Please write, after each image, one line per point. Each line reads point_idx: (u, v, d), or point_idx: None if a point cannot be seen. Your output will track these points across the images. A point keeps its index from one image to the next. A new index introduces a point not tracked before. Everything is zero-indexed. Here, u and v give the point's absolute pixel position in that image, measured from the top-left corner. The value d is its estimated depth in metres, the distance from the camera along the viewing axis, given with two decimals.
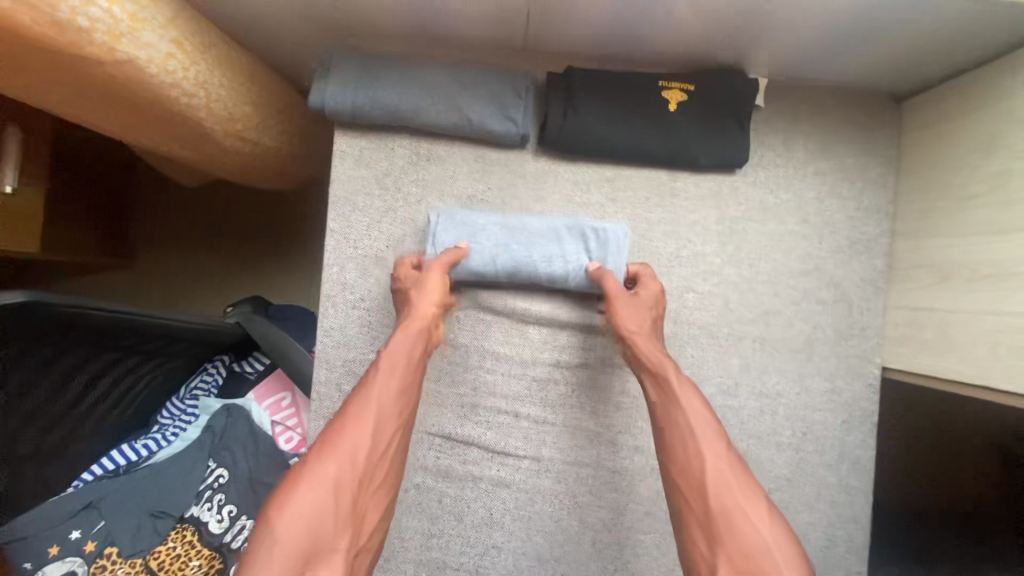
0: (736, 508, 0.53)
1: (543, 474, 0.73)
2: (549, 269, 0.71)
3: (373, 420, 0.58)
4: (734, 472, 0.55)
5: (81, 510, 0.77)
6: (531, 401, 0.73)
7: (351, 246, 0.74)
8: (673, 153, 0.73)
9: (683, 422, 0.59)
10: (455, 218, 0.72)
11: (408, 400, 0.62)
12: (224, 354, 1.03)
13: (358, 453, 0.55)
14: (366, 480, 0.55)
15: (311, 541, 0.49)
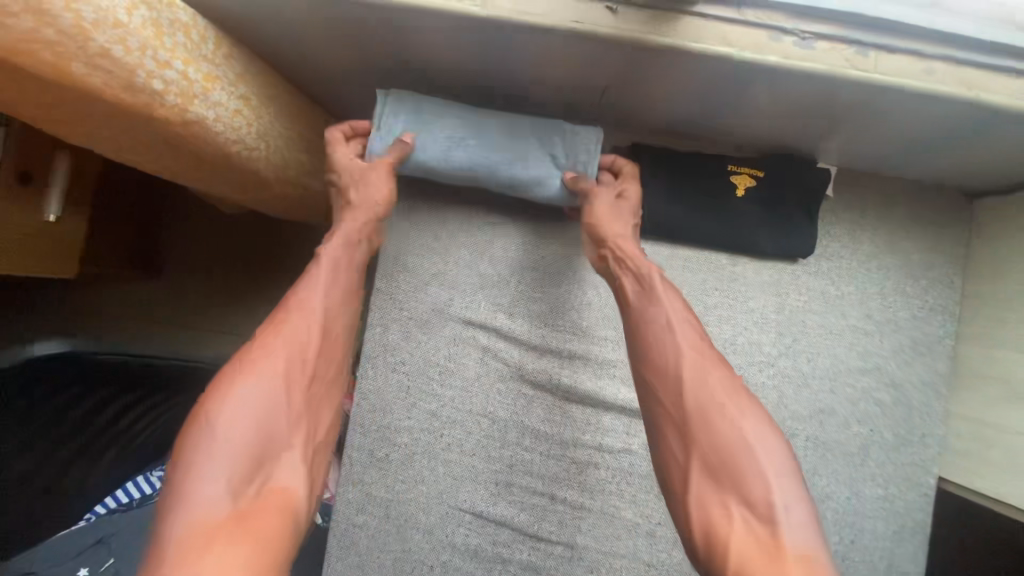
0: (717, 402, 0.52)
1: (576, 562, 0.69)
2: (509, 172, 0.68)
3: (304, 314, 0.57)
4: (707, 369, 0.54)
5: (91, 546, 0.73)
6: (569, 484, 0.70)
7: (397, 307, 0.71)
8: (736, 237, 0.70)
9: (658, 327, 0.58)
10: (404, 104, 0.67)
11: (353, 288, 0.61)
12: None
13: (288, 345, 0.55)
14: (305, 364, 0.55)
15: (255, 429, 0.49)
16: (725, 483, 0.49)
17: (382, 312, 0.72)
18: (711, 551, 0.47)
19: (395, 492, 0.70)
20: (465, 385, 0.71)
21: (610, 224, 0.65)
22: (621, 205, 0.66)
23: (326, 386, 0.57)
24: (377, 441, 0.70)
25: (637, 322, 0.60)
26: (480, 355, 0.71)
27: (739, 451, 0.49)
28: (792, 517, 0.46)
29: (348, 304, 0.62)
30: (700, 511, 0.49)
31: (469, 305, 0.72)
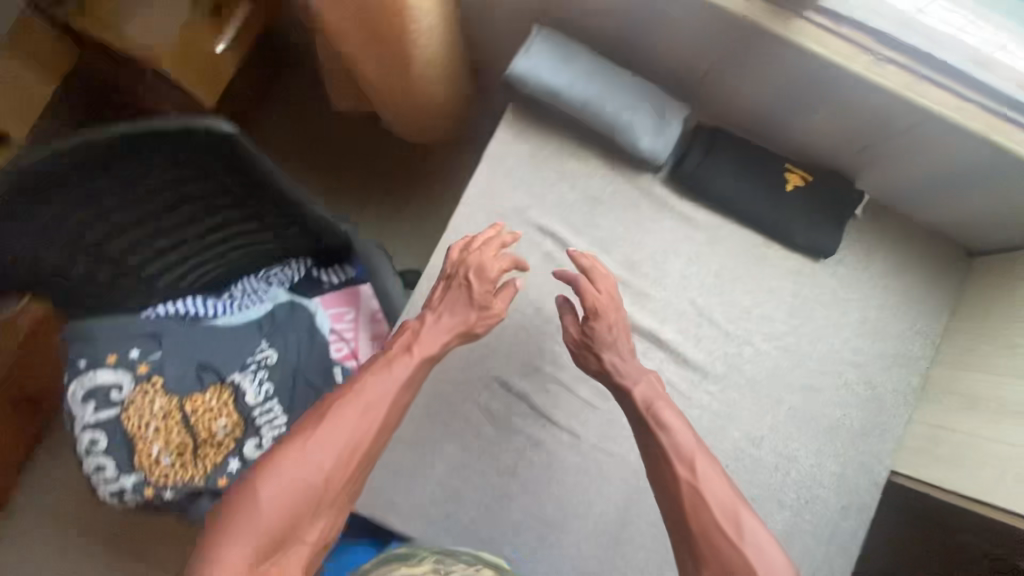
0: (715, 527, 0.60)
1: (574, 449, 0.81)
2: (614, 116, 0.78)
3: (358, 400, 0.65)
4: (713, 494, 0.61)
5: (148, 336, 0.93)
6: (586, 383, 0.82)
7: (487, 199, 0.84)
8: (775, 226, 0.84)
9: (662, 455, 0.65)
10: (547, 40, 0.78)
11: (404, 382, 0.69)
12: (306, 258, 1.12)
13: (340, 432, 0.63)
14: (341, 442, 0.63)
15: (292, 511, 0.59)
16: None
17: (477, 207, 0.84)
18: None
19: None
20: (525, 276, 0.83)
21: (593, 359, 0.75)
22: (589, 325, 0.75)
23: (361, 463, 0.65)
24: None
25: (649, 447, 0.68)
26: (543, 258, 0.83)
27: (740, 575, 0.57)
28: None
29: (400, 386, 0.68)
30: None
31: (546, 216, 0.83)
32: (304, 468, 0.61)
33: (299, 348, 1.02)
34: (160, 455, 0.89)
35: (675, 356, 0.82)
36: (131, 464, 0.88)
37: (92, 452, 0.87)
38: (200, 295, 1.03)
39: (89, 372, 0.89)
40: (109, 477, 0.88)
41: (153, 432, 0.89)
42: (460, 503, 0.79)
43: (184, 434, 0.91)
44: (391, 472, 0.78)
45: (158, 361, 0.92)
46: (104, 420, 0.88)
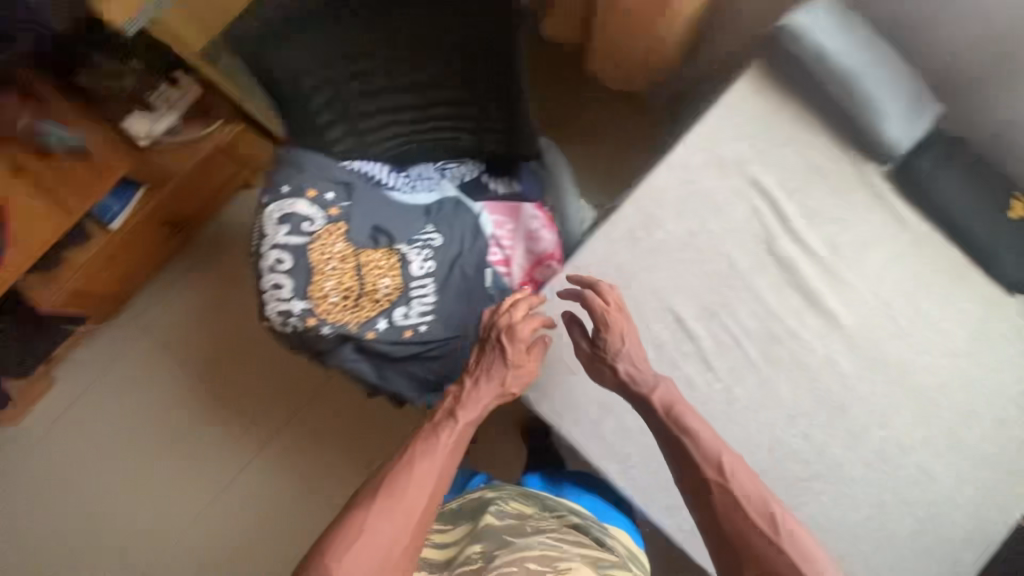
0: (748, 527, 0.64)
1: (727, 402, 0.82)
2: (872, 93, 0.79)
3: (414, 467, 0.80)
4: (742, 494, 0.65)
5: (341, 184, 0.99)
6: (755, 343, 0.83)
7: (711, 142, 0.84)
8: (983, 251, 0.83)
9: (690, 454, 0.69)
10: (835, 11, 0.80)
11: (450, 450, 0.84)
12: (479, 163, 1.18)
13: (411, 496, 0.77)
14: (405, 513, 0.75)
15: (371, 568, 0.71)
16: None
17: (700, 149, 0.84)
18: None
19: (626, 267, 0.83)
20: (727, 226, 0.84)
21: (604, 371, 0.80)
22: (602, 337, 0.79)
23: (424, 523, 0.78)
24: (638, 225, 0.83)
25: (672, 448, 0.71)
26: (749, 213, 0.84)
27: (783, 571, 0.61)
28: None
29: (445, 453, 0.83)
30: None
31: (764, 175, 0.84)
32: (370, 541, 0.72)
33: (464, 240, 1.08)
34: (331, 293, 0.95)
35: (848, 344, 0.83)
36: (305, 293, 0.93)
37: (276, 269, 0.93)
38: (384, 164, 1.09)
39: (292, 197, 0.94)
40: (282, 297, 0.93)
41: (332, 270, 0.95)
42: None
43: (355, 281, 0.97)
44: None
45: (349, 210, 0.99)
46: (293, 245, 0.93)
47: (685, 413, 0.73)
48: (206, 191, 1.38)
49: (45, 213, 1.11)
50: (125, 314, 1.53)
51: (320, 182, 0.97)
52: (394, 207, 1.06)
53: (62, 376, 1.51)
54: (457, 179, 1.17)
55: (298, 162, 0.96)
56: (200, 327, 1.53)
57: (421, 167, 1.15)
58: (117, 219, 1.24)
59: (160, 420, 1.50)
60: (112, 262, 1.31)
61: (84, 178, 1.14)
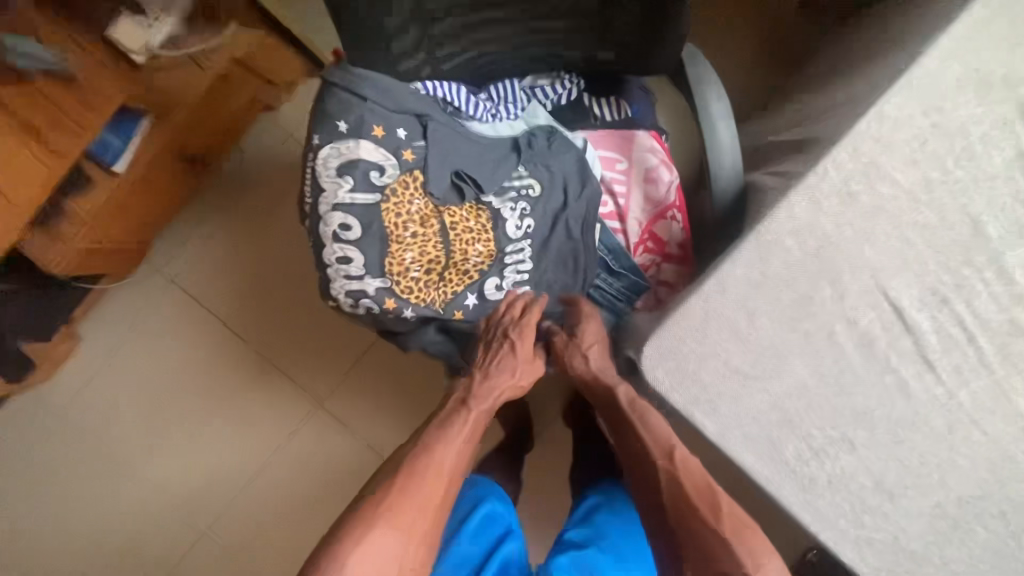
0: (693, 510, 0.66)
1: (943, 410, 0.63)
2: None
3: (421, 465, 0.69)
4: (688, 480, 0.69)
5: (412, 115, 0.73)
6: (992, 337, 0.62)
7: (970, 53, 0.59)
8: None
9: (641, 443, 0.74)
10: None
11: (465, 443, 0.75)
12: (581, 79, 0.89)
13: (420, 494, 0.67)
14: (421, 514, 0.66)
15: None
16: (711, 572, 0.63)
17: (951, 65, 0.59)
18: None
19: (836, 235, 0.60)
20: (978, 177, 0.60)
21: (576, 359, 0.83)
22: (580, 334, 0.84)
23: (436, 526, 0.68)
24: (857, 175, 0.59)
25: (628, 438, 0.76)
26: (1010, 157, 0.60)
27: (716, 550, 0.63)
28: None
29: (462, 443, 0.75)
30: None
31: None
32: (391, 538, 0.63)
33: (568, 186, 0.83)
34: (413, 265, 0.75)
35: None
36: (382, 268, 0.74)
37: (341, 238, 0.72)
38: (460, 84, 0.83)
39: (355, 139, 0.70)
40: (352, 274, 0.74)
41: (411, 237, 0.74)
42: (791, 433, 0.63)
43: (439, 250, 0.77)
44: (728, 369, 0.62)
45: (425, 153, 0.74)
46: (363, 207, 0.71)
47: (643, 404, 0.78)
48: (223, 117, 1.13)
49: (32, 157, 0.87)
50: (147, 265, 1.34)
51: (386, 115, 0.71)
52: (478, 142, 0.79)
53: (88, 333, 1.35)
54: (551, 101, 0.89)
55: (356, 84, 0.70)
56: (233, 278, 1.35)
57: (503, 85, 0.87)
58: (122, 159, 1.00)
59: (201, 380, 1.37)
60: (123, 211, 1.09)
61: (73, 108, 0.88)
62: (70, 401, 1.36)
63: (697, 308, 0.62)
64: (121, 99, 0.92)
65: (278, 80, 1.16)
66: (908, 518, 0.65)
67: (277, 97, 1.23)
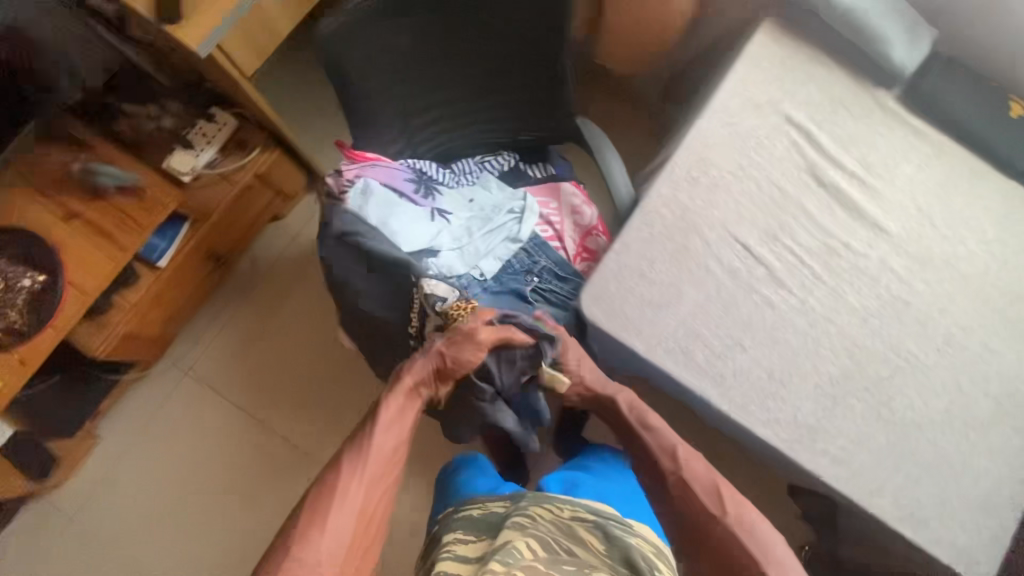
0: (707, 510, 0.87)
1: (803, 314, 0.88)
2: (879, 24, 0.92)
3: (340, 472, 0.80)
4: (697, 480, 0.90)
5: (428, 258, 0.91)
6: (817, 258, 0.89)
7: (744, 88, 0.94)
8: (992, 146, 0.94)
9: (653, 453, 0.95)
10: None
11: (384, 439, 0.85)
12: (516, 153, 1.24)
13: (344, 495, 0.78)
14: (343, 518, 0.76)
15: None
16: (714, 547, 0.86)
17: (736, 96, 0.94)
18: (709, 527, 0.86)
19: (690, 204, 0.90)
20: (771, 156, 0.92)
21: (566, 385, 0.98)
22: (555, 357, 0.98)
23: (369, 516, 0.80)
24: (694, 166, 0.91)
25: (635, 441, 0.98)
26: (788, 144, 0.93)
27: (702, 507, 0.87)
28: (778, 559, 0.81)
29: (382, 441, 0.84)
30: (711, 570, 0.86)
31: (794, 112, 0.94)
32: (306, 552, 0.72)
33: (514, 223, 1.13)
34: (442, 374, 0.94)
35: (897, 246, 0.91)
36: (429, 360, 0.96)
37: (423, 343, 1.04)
38: (430, 161, 1.14)
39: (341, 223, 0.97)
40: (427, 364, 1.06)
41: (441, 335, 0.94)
42: (699, 344, 0.86)
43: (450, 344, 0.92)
44: (640, 302, 0.87)
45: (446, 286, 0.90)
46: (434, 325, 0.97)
47: (648, 416, 0.99)
48: (243, 222, 1.41)
49: (101, 255, 1.12)
50: (164, 360, 1.52)
51: (374, 200, 0.98)
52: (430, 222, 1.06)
53: (107, 432, 1.47)
54: (497, 170, 1.23)
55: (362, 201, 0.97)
56: (243, 363, 1.53)
57: (461, 161, 1.21)
58: (164, 256, 1.25)
59: (211, 464, 1.47)
60: (158, 302, 1.31)
61: (135, 213, 1.15)
62: (82, 504, 1.42)
63: (611, 263, 0.88)
64: (172, 206, 1.18)
65: (285, 193, 1.48)
66: (801, 399, 0.86)
67: (284, 206, 1.53)
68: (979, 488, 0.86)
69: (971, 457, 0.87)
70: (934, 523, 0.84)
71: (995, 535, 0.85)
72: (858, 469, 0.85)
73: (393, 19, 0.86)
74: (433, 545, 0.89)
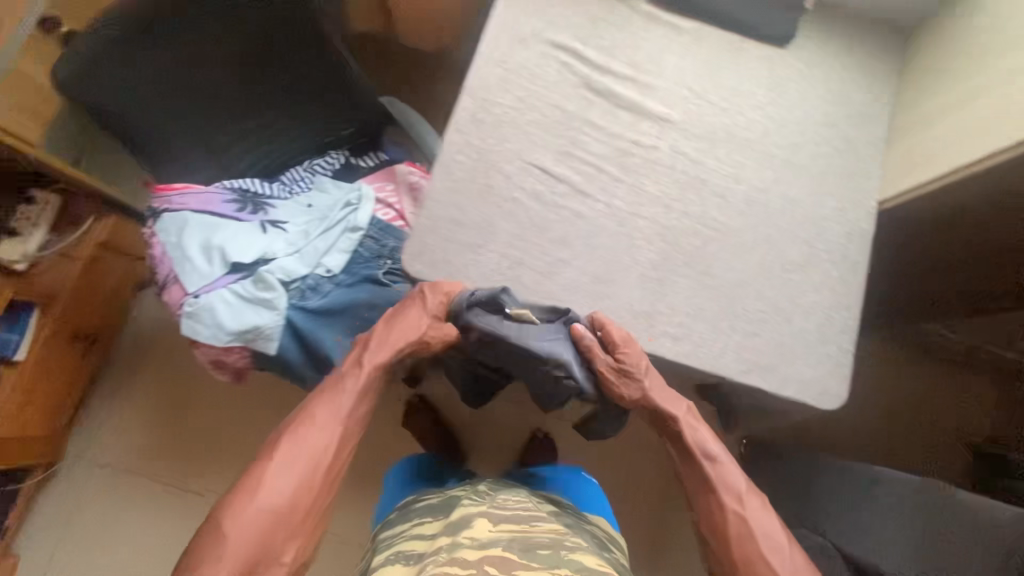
0: (755, 555, 0.75)
1: (611, 216, 0.94)
2: None
3: (310, 423, 0.78)
4: (750, 525, 0.77)
5: (250, 301, 0.98)
6: (611, 162, 0.96)
7: (508, 26, 0.99)
8: (743, 21, 1.02)
9: (715, 497, 0.80)
10: None
11: (360, 400, 0.82)
12: (344, 148, 1.23)
13: (310, 443, 0.76)
14: (306, 467, 0.74)
15: (271, 522, 0.71)
16: None
17: (502, 36, 0.99)
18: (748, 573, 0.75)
19: (485, 145, 0.95)
20: (546, 83, 0.98)
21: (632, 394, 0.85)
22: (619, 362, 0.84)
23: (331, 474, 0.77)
24: (480, 110, 0.96)
25: (700, 483, 0.82)
26: (560, 68, 0.99)
27: (755, 560, 0.75)
28: None
29: (355, 401, 0.81)
30: None
31: (558, 36, 1.00)
32: (263, 497, 0.71)
33: (352, 215, 1.12)
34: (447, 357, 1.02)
35: (681, 131, 0.98)
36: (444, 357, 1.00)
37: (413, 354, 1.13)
38: (255, 178, 1.13)
39: (162, 262, 0.98)
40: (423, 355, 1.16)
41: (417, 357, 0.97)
42: (524, 269, 0.90)
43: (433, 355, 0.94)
44: (460, 248, 0.90)
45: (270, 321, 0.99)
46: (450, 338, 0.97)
47: (712, 441, 0.84)
48: (105, 294, 1.38)
49: None
50: (71, 456, 1.45)
51: (190, 229, 1.00)
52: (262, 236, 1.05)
53: (28, 549, 1.40)
54: (330, 169, 1.21)
55: (177, 237, 0.99)
56: (154, 434, 1.48)
57: (291, 170, 1.18)
58: (20, 348, 1.22)
59: (149, 545, 1.41)
60: (31, 397, 1.26)
61: None
62: None
63: (423, 219, 0.90)
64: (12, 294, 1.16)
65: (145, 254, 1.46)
66: (629, 291, 0.91)
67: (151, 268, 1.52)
68: (812, 324, 0.92)
69: (798, 297, 0.93)
70: (779, 367, 0.90)
71: (837, 360, 0.91)
72: (697, 340, 0.90)
73: (159, 45, 0.97)
74: (394, 527, 0.96)
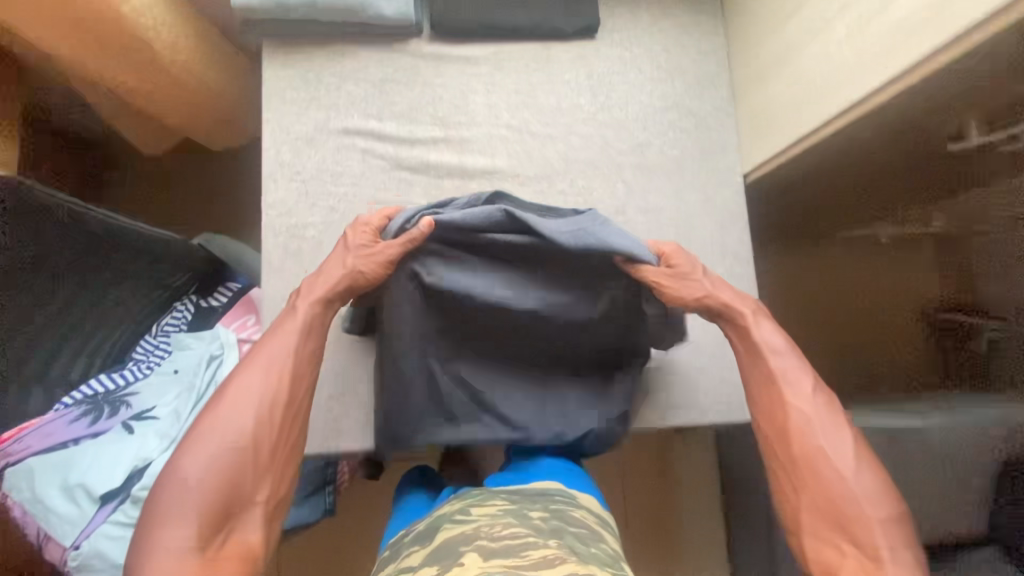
0: (819, 452, 0.65)
1: None
2: None
3: (257, 364, 0.69)
4: (819, 416, 0.67)
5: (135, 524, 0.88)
6: None
7: (285, 131, 0.86)
8: (542, 25, 0.89)
9: (780, 399, 0.69)
10: None
11: (310, 337, 0.72)
12: (190, 293, 1.11)
13: (249, 388, 0.67)
14: (249, 411, 0.65)
15: (227, 479, 0.62)
16: (839, 529, 0.62)
17: (284, 144, 0.86)
18: (807, 479, 0.65)
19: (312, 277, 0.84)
20: (353, 179, 0.86)
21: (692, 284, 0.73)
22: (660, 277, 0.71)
23: (288, 422, 0.68)
24: (289, 239, 0.84)
25: (766, 379, 0.70)
26: (360, 155, 0.87)
27: (819, 458, 0.65)
28: (881, 520, 0.61)
29: (298, 337, 0.71)
30: (814, 550, 0.63)
31: (345, 120, 0.87)
32: (214, 442, 0.64)
33: (218, 370, 1.00)
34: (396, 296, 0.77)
35: (516, 179, 0.88)
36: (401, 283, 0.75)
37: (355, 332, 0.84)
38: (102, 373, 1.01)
39: (27, 520, 0.89)
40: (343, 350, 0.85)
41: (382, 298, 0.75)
42: None
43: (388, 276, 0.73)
44: None
45: None
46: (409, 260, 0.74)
47: (775, 333, 0.73)
48: None
49: None
50: None
51: (41, 470, 0.88)
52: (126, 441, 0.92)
53: None
54: (182, 324, 1.08)
55: (30, 488, 0.87)
56: None
57: (140, 344, 1.06)
58: None
59: None
60: None
61: None
62: None
63: None
64: None
65: None
66: None
67: None
68: None
69: None
70: None
71: None
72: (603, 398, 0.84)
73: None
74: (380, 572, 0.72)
